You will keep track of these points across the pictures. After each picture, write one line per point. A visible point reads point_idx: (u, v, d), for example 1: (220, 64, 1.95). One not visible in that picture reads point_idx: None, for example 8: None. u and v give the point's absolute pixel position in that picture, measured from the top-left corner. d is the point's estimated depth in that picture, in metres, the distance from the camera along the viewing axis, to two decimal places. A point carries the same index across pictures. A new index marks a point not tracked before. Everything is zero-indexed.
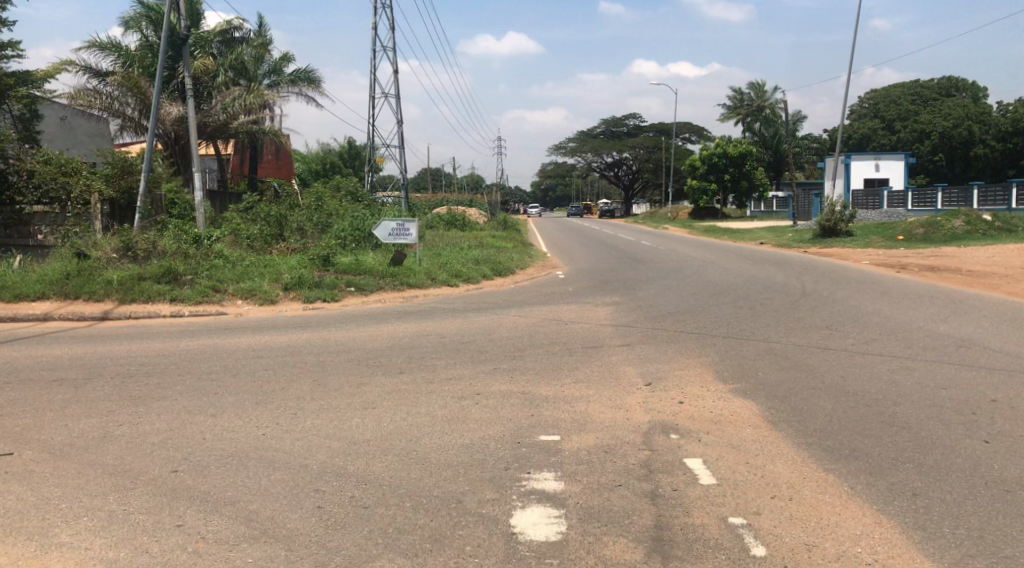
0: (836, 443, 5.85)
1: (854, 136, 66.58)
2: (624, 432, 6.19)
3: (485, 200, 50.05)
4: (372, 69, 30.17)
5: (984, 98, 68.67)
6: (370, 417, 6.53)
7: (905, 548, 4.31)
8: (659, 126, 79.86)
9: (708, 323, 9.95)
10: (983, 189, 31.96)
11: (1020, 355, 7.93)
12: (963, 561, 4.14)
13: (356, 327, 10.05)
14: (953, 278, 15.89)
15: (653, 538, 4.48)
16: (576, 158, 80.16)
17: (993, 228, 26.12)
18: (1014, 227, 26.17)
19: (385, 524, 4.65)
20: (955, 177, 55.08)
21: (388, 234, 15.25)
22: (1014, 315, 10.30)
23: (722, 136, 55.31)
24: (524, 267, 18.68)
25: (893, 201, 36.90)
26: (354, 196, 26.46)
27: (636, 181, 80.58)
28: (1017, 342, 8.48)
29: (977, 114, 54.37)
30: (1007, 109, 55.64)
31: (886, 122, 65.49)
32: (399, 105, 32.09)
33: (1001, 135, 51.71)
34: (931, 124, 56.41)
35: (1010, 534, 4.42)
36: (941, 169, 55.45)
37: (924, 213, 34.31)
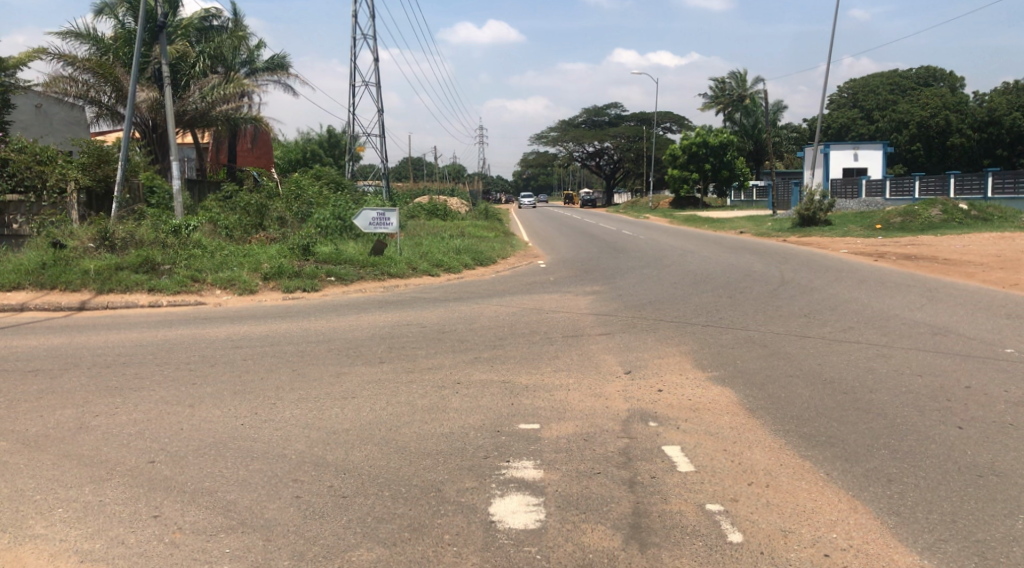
0: (812, 430, 5.89)
1: (833, 126, 67.16)
2: (603, 420, 6.22)
3: (467, 191, 50.14)
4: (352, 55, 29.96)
5: (960, 87, 69.22)
6: (350, 407, 6.50)
7: (879, 534, 4.35)
8: (640, 115, 80.01)
9: (687, 312, 9.99)
10: (959, 178, 32.24)
11: (992, 342, 8.01)
12: (936, 546, 4.19)
13: (334, 316, 9.98)
14: (930, 266, 16.04)
15: (631, 525, 4.50)
16: (559, 148, 80.21)
17: (968, 217, 26.30)
18: (989, 216, 26.46)
19: (364, 514, 4.63)
20: (932, 166, 55.41)
21: (368, 224, 15.14)
22: (987, 303, 10.38)
23: (702, 126, 55.23)
24: (505, 255, 18.71)
25: (871, 191, 37.20)
26: (337, 185, 26.29)
27: (618, 170, 80.95)
28: (991, 330, 8.55)
29: (954, 103, 54.17)
30: (984, 99, 56.15)
31: (865, 112, 66.01)
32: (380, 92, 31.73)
33: (977, 124, 52.43)
34: (909, 114, 56.72)
35: (983, 519, 4.47)
36: (919, 159, 55.86)
37: (901, 202, 34.59)
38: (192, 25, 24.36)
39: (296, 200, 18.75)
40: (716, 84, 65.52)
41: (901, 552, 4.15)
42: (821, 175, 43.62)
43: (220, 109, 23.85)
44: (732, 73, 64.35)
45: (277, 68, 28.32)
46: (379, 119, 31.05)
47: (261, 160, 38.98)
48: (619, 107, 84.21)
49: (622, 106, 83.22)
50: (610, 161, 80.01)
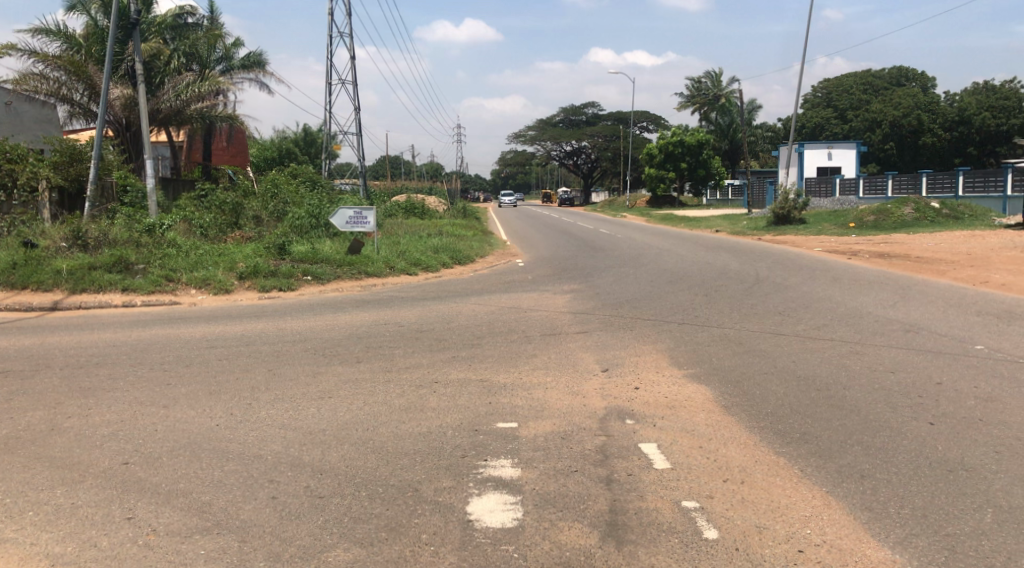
0: (787, 426, 5.95)
1: (808, 125, 67.95)
2: (580, 418, 6.25)
3: (443, 188, 49.97)
4: (329, 53, 29.88)
5: (933, 88, 70.06)
6: (326, 406, 6.48)
7: (852, 529, 4.40)
8: (618, 114, 80.16)
9: (665, 310, 10.02)
10: (932, 176, 32.62)
11: (963, 338, 8.12)
12: (908, 540, 4.24)
13: (310, 316, 9.92)
14: (903, 264, 16.21)
15: (608, 523, 4.52)
16: (536, 147, 80.38)
17: (940, 215, 26.66)
18: (961, 215, 26.80)
19: (341, 514, 4.62)
20: (905, 165, 56.09)
21: (345, 222, 15.11)
22: (958, 301, 10.51)
23: (680, 126, 55.49)
24: (483, 254, 18.75)
25: (845, 191, 37.62)
26: (315, 182, 26.18)
27: (594, 169, 81.48)
28: (962, 327, 8.66)
29: (926, 104, 54.65)
30: (955, 99, 56.70)
31: (839, 111, 66.91)
32: (357, 90, 31.62)
33: (949, 124, 52.77)
34: (882, 114, 56.78)
35: (953, 513, 4.53)
36: (891, 158, 56.47)
37: (874, 201, 34.97)
38: (165, 23, 24.07)
39: (272, 198, 18.69)
40: (692, 84, 65.93)
41: (873, 547, 4.20)
42: (795, 174, 43.96)
43: (194, 107, 23.61)
44: (708, 72, 64.67)
45: (253, 66, 28.12)
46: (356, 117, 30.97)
47: (238, 158, 38.65)
48: (596, 107, 84.56)
49: (598, 105, 83.62)
50: (588, 159, 80.41)
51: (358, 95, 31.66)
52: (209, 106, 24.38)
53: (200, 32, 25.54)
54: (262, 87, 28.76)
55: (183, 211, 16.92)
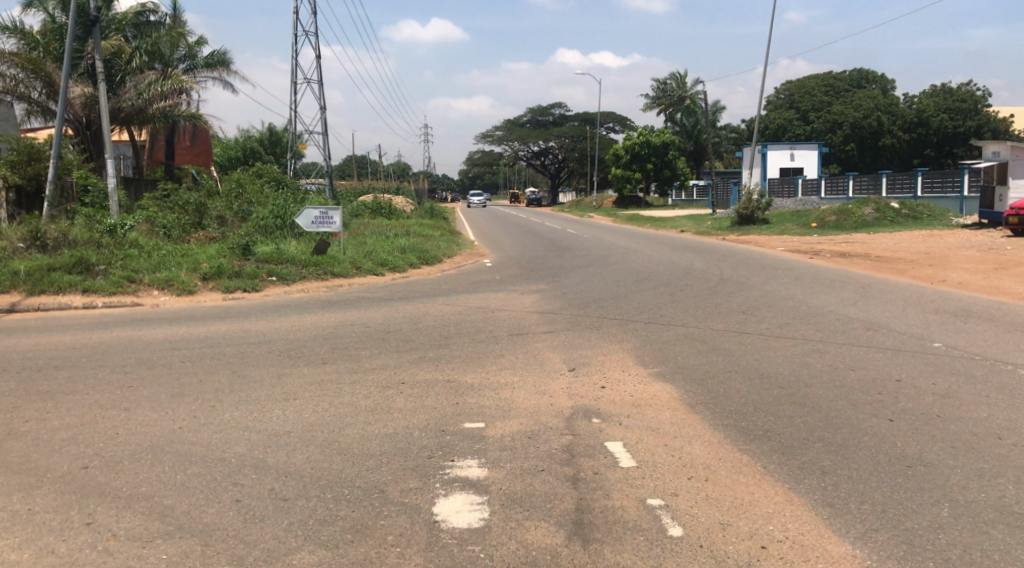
0: (750, 424, 6.01)
1: (772, 126, 68.94)
2: (546, 417, 6.26)
3: (410, 187, 49.79)
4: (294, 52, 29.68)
5: (892, 89, 71.57)
6: (291, 408, 6.42)
7: (814, 525, 4.45)
8: (584, 115, 79.88)
9: (632, 310, 10.07)
10: (891, 177, 33.22)
11: (921, 336, 8.28)
12: (867, 535, 4.31)
13: (274, 317, 9.84)
14: (862, 263, 16.48)
15: (574, 522, 4.53)
16: (503, 147, 80.48)
17: (899, 215, 27.17)
18: (919, 215, 27.32)
19: (306, 516, 4.58)
20: (865, 165, 57.20)
21: (311, 222, 14.99)
22: (917, 299, 10.70)
23: (646, 127, 55.77)
24: (450, 254, 18.76)
25: (807, 191, 38.22)
26: (279, 182, 25.89)
27: (561, 170, 81.94)
28: (920, 325, 8.84)
29: (886, 106, 55.91)
30: (914, 100, 58.00)
31: (801, 112, 67.52)
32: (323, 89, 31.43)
33: (907, 126, 53.97)
34: (843, 116, 57.96)
35: (911, 508, 4.61)
36: (851, 159, 57.36)
37: (836, 201, 35.48)
38: (125, 20, 23.71)
39: (237, 198, 18.51)
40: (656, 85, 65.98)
41: (834, 542, 4.26)
42: (760, 175, 44.59)
43: (157, 106, 23.28)
44: (673, 73, 64.73)
45: (217, 64, 27.78)
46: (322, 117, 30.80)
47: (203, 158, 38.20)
48: (562, 107, 84.97)
49: (565, 106, 83.99)
50: (554, 160, 80.81)
51: (323, 94, 31.47)
52: (172, 105, 24.07)
53: (162, 30, 25.21)
54: (225, 85, 28.43)
55: (145, 211, 16.67)
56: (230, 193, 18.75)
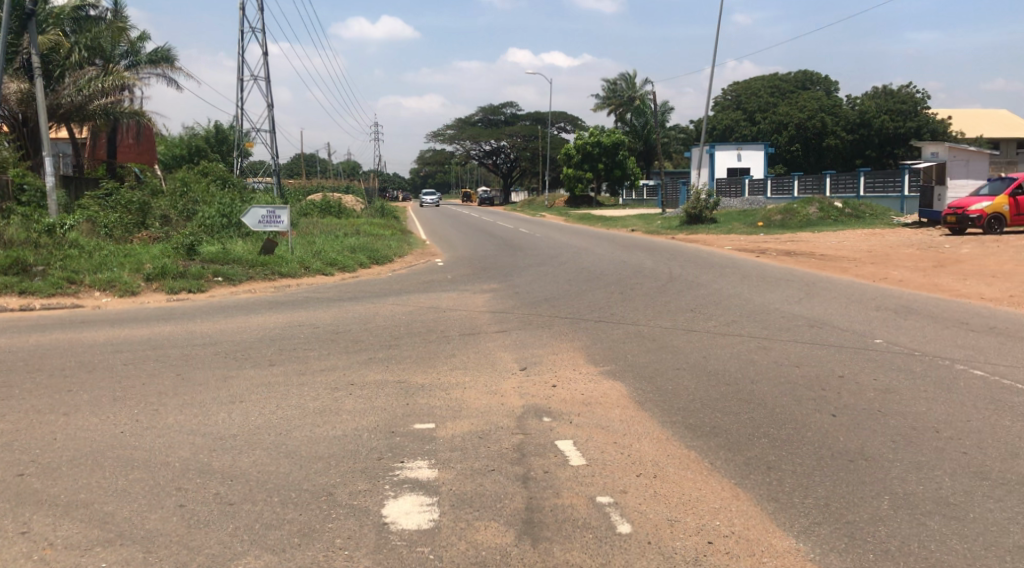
0: (698, 420, 6.08)
1: (719, 128, 69.33)
2: (497, 417, 6.24)
3: (361, 185, 49.35)
4: (240, 50, 29.35)
5: (834, 91, 73.57)
6: (237, 411, 6.30)
7: (759, 520, 4.51)
8: (535, 115, 80.65)
9: (583, 309, 10.11)
10: (834, 177, 33.93)
11: (863, 332, 8.47)
12: (811, 529, 4.37)
13: (220, 318, 9.66)
14: (807, 262, 16.82)
15: (524, 521, 4.52)
16: (455, 146, 80.28)
17: (843, 214, 27.78)
18: (861, 214, 27.99)
19: (251, 520, 4.50)
20: (810, 166, 58.53)
21: (257, 222, 14.73)
22: (860, 296, 10.97)
23: (597, 127, 56.19)
24: (402, 254, 18.69)
25: (753, 191, 38.96)
26: (224, 181, 25.42)
27: (513, 169, 82.18)
28: (861, 321, 9.04)
29: (829, 107, 57.10)
30: (855, 101, 59.69)
31: (748, 114, 68.24)
32: (269, 87, 31.08)
33: (850, 127, 55.54)
34: (788, 116, 58.69)
35: (853, 501, 4.70)
36: (797, 159, 58.09)
37: (782, 201, 36.16)
38: (64, 14, 23.13)
39: (181, 197, 18.17)
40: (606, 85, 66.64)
41: (779, 536, 4.32)
42: (708, 174, 45.30)
43: (98, 103, 22.69)
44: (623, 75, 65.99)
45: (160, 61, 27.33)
46: (269, 115, 30.47)
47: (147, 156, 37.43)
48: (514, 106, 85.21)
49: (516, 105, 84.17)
50: (506, 159, 81.03)
51: (270, 93, 31.17)
52: (114, 102, 23.55)
53: (104, 25, 24.67)
54: (170, 82, 27.85)
55: (86, 211, 16.24)
56: (175, 192, 18.41)
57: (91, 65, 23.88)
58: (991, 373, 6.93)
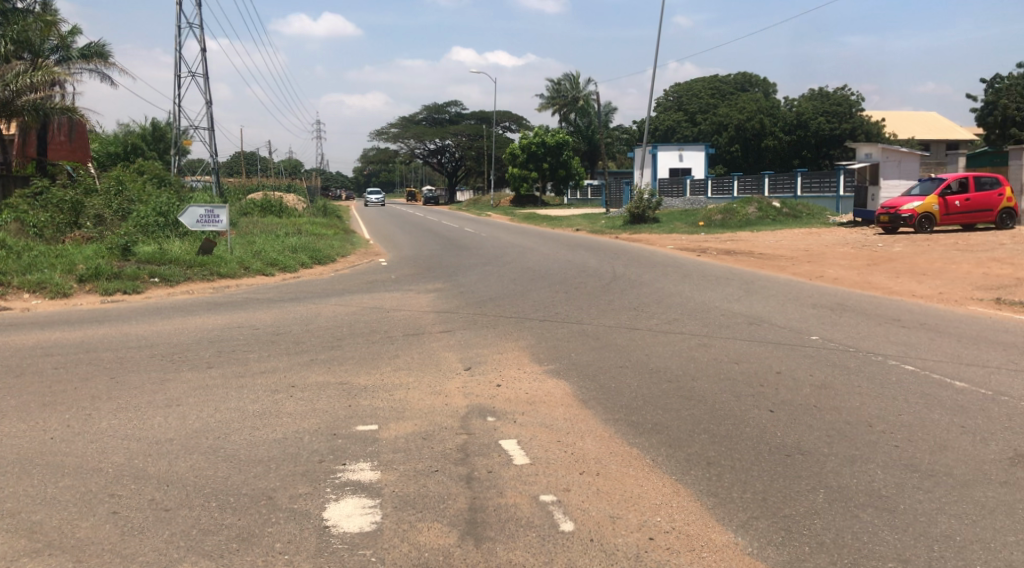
0: (640, 418, 6.14)
1: (660, 129, 71.14)
2: (441, 418, 6.21)
3: (303, 183, 48.57)
4: (177, 45, 28.70)
5: (772, 94, 75.70)
6: (174, 415, 6.15)
7: (699, 515, 4.56)
8: (480, 114, 80.68)
9: (528, 309, 10.13)
10: (772, 179, 34.48)
11: (799, 329, 8.67)
12: (749, 523, 4.44)
13: (157, 320, 9.43)
14: (746, 261, 17.17)
15: (467, 521, 4.50)
16: (399, 145, 79.53)
17: (781, 214, 28.43)
18: (798, 214, 28.70)
19: (188, 526, 4.39)
20: (749, 166, 59.51)
21: (196, 221, 14.46)
22: (798, 294, 11.24)
23: (542, 126, 56.41)
24: (345, 253, 18.56)
25: (694, 192, 39.69)
26: (161, 179, 24.80)
27: (459, 167, 82.33)
28: (798, 319, 9.25)
29: (767, 108, 58.49)
30: (793, 104, 60.74)
31: (688, 115, 70.36)
32: (208, 84, 30.44)
33: (787, 127, 57.00)
34: (728, 118, 61.05)
35: (790, 495, 4.79)
36: (736, 160, 59.78)
37: (721, 201, 36.85)
38: None
39: (116, 195, 17.72)
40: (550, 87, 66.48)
41: (718, 530, 4.37)
42: (650, 174, 45.92)
43: (27, 98, 21.58)
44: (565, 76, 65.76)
45: (93, 56, 26.54)
46: (208, 112, 29.82)
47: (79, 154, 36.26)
48: (458, 105, 85.02)
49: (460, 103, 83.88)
50: (451, 159, 81.25)
51: (209, 90, 30.52)
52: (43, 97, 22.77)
53: (32, 19, 23.85)
54: (102, 79, 27.27)
55: (13, 210, 15.67)
56: (110, 191, 17.90)
57: (19, 59, 23.02)
58: (921, 368, 7.16)
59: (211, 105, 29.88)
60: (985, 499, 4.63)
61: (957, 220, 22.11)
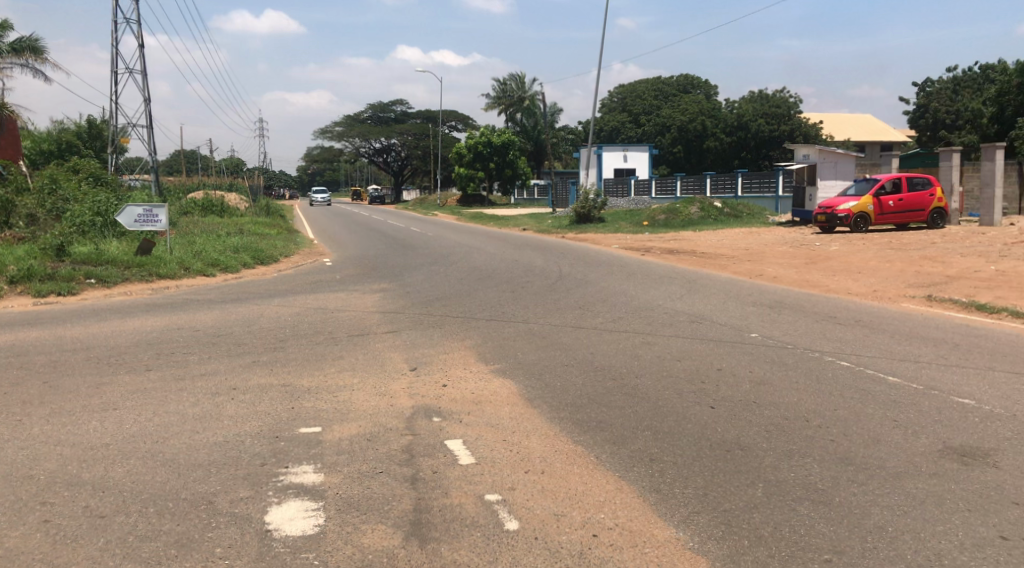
0: (585, 416, 6.19)
1: (605, 129, 72.37)
2: (386, 419, 6.17)
3: (245, 182, 47.63)
4: (114, 41, 27.98)
5: (714, 95, 77.28)
6: (110, 419, 6.01)
7: (642, 511, 4.62)
8: (426, 113, 80.41)
9: (474, 308, 10.14)
10: (715, 179, 35.19)
11: (740, 327, 8.86)
12: (690, 518, 4.51)
13: (93, 322, 9.20)
14: (688, 259, 17.48)
15: (412, 522, 4.48)
16: (344, 144, 78.83)
17: (723, 214, 28.97)
18: (739, 213, 29.29)
19: (124, 533, 4.29)
20: (691, 166, 60.61)
21: (134, 220, 14.14)
22: (740, 292, 11.50)
23: (489, 127, 56.69)
24: (289, 253, 18.36)
25: (640, 191, 40.26)
26: (96, 177, 24.09)
27: (405, 167, 82.01)
28: (739, 316, 9.43)
29: (708, 110, 59.93)
30: (733, 105, 62.06)
31: (633, 115, 71.39)
32: (146, 81, 29.73)
33: (729, 128, 58.01)
34: (671, 119, 62.15)
35: (731, 490, 4.88)
36: (679, 160, 61.02)
37: (665, 202, 37.34)
38: None
39: (49, 194, 17.25)
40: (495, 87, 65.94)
41: (660, 525, 4.43)
42: (597, 174, 46.19)
43: None
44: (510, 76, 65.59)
45: (25, 50, 25.67)
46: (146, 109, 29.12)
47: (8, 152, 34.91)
48: (404, 104, 84.60)
49: (405, 102, 83.50)
50: (397, 158, 80.94)
51: (147, 87, 29.81)
52: None
53: None
54: (33, 73, 26.71)
55: None
56: (42, 190, 17.39)
57: None
58: (856, 363, 7.36)
59: (149, 102, 29.18)
60: (917, 491, 4.78)
61: (891, 220, 22.79)
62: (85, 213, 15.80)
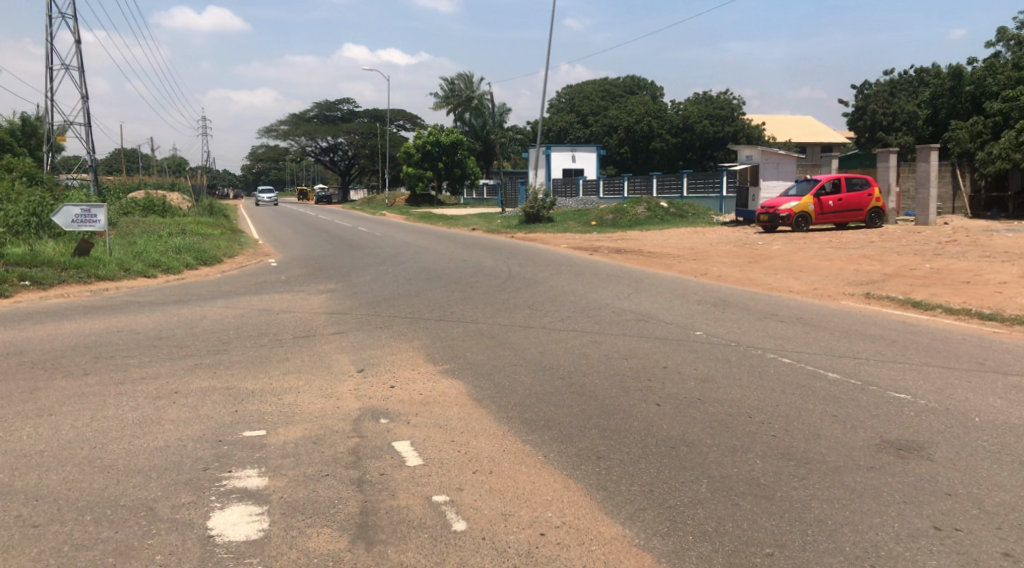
0: (534, 415, 6.21)
1: (554, 130, 73.00)
2: (333, 421, 6.11)
3: (189, 182, 46.56)
4: (48, 36, 27.18)
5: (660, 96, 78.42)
6: (45, 425, 5.84)
7: (589, 509, 4.66)
8: (374, 112, 79.82)
9: (422, 309, 10.11)
10: (661, 180, 35.41)
11: (686, 325, 8.99)
12: (636, 515, 4.56)
13: (26, 325, 8.92)
14: (635, 259, 17.68)
15: (358, 525, 4.44)
16: (290, 143, 77.66)
17: (669, 213, 29.38)
18: (685, 213, 29.69)
19: (59, 542, 4.17)
20: (638, 168, 61.98)
21: (71, 220, 13.78)
22: (687, 291, 11.68)
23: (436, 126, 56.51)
24: (233, 254, 18.06)
25: (589, 191, 40.59)
26: (31, 177, 23.36)
27: (353, 166, 81.47)
28: (685, 315, 9.57)
29: (654, 111, 60.66)
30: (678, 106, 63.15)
31: (580, 116, 71.64)
32: (83, 78, 28.93)
33: (674, 130, 58.71)
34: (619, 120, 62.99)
35: (676, 486, 4.94)
36: (626, 161, 62.24)
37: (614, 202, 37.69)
38: None
39: None
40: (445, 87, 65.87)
41: (607, 523, 4.47)
42: (546, 174, 46.31)
43: None
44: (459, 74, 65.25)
45: None
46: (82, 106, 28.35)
47: None
48: (352, 103, 83.86)
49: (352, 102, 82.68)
50: (343, 156, 80.35)
51: (84, 84, 29.00)
52: None
53: None
54: None
55: None
56: None
57: None
58: (797, 360, 7.53)
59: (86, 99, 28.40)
60: (855, 484, 4.91)
61: (831, 219, 23.32)
62: (18, 213, 15.34)
